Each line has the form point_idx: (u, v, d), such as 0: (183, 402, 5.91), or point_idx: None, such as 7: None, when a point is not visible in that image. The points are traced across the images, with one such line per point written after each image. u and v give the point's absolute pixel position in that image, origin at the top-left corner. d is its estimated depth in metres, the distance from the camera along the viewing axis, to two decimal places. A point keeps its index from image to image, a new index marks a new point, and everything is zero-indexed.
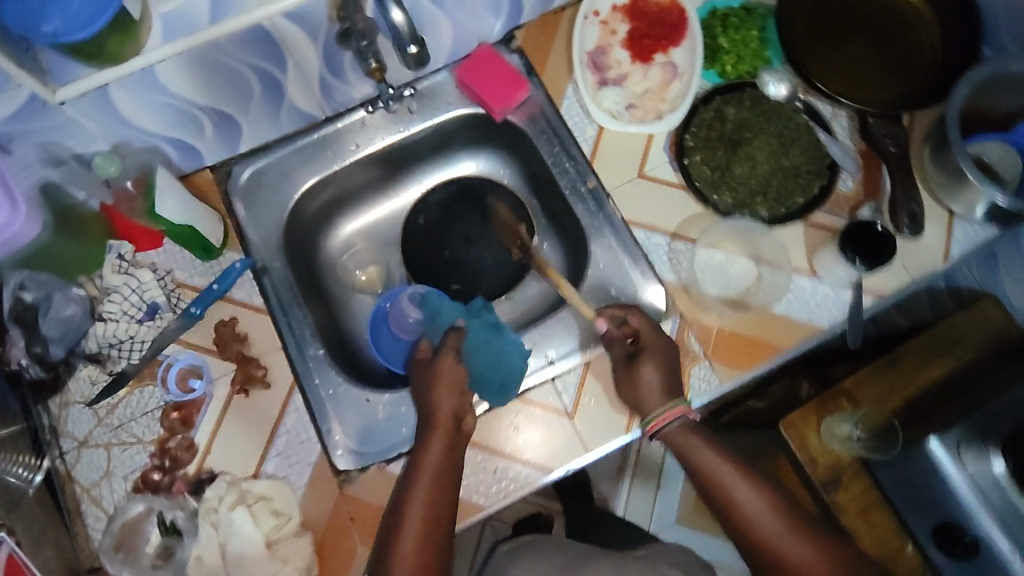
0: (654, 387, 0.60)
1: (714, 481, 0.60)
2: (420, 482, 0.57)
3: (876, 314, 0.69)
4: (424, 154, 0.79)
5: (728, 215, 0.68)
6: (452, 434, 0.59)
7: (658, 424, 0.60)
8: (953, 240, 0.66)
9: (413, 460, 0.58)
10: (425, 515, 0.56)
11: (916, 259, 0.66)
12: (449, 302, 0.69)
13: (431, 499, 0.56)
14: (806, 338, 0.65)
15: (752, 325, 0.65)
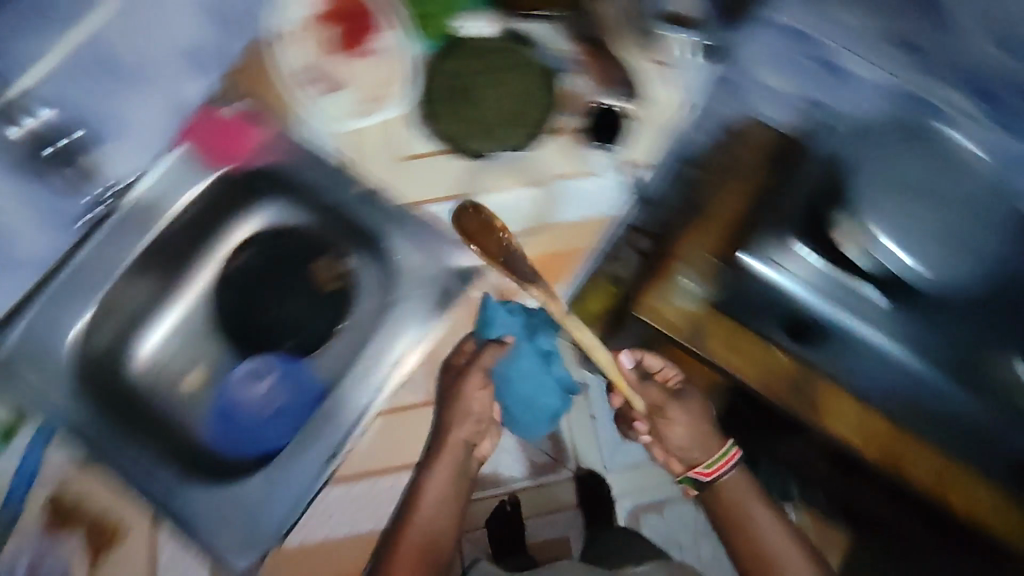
0: (681, 432, 0.66)
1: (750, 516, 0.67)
2: (426, 504, 0.64)
3: (652, 177, 0.75)
4: (193, 237, 0.73)
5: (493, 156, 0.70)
6: (450, 463, 0.65)
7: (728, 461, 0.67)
8: (679, 88, 0.74)
9: (410, 494, 0.65)
10: (422, 538, 0.64)
11: (663, 122, 0.74)
12: (503, 314, 0.65)
13: (436, 517, 0.64)
14: (599, 228, 0.72)
15: (554, 238, 0.70)
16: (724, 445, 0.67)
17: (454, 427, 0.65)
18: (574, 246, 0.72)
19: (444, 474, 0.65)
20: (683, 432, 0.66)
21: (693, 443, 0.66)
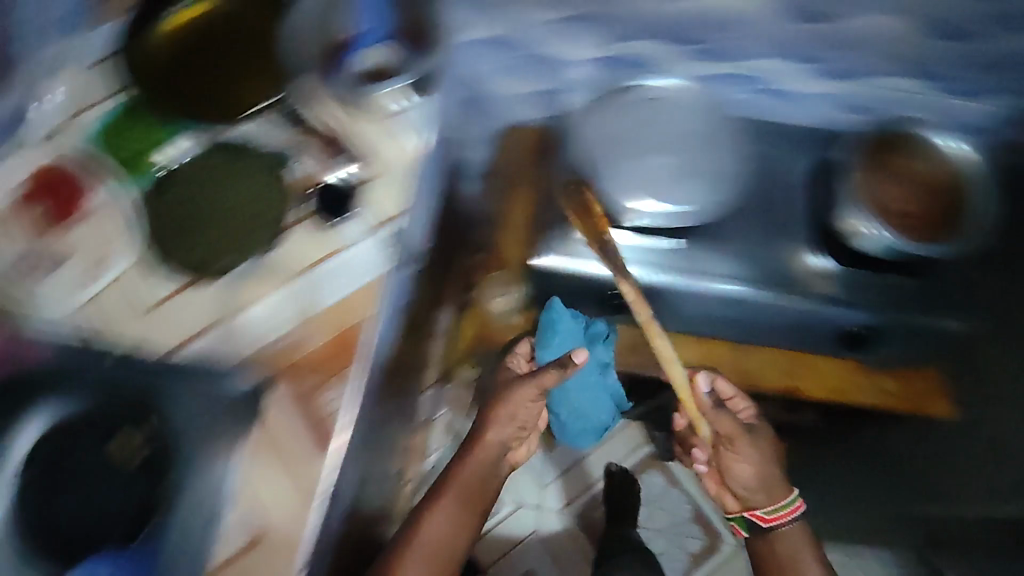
0: (746, 467, 0.84)
1: (770, 544, 0.86)
2: (439, 513, 0.84)
3: (416, 226, 0.74)
4: None
5: (241, 268, 0.66)
6: (486, 455, 0.88)
7: (774, 517, 0.85)
8: (405, 132, 0.73)
9: (433, 506, 0.84)
10: (441, 534, 0.83)
11: (400, 170, 0.71)
12: (569, 325, 0.91)
13: (444, 530, 0.83)
14: (377, 295, 0.67)
15: (332, 325, 0.66)
16: (782, 498, 0.84)
17: (494, 430, 0.88)
18: (344, 327, 0.66)
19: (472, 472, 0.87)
20: (735, 466, 0.86)
21: (747, 473, 0.85)
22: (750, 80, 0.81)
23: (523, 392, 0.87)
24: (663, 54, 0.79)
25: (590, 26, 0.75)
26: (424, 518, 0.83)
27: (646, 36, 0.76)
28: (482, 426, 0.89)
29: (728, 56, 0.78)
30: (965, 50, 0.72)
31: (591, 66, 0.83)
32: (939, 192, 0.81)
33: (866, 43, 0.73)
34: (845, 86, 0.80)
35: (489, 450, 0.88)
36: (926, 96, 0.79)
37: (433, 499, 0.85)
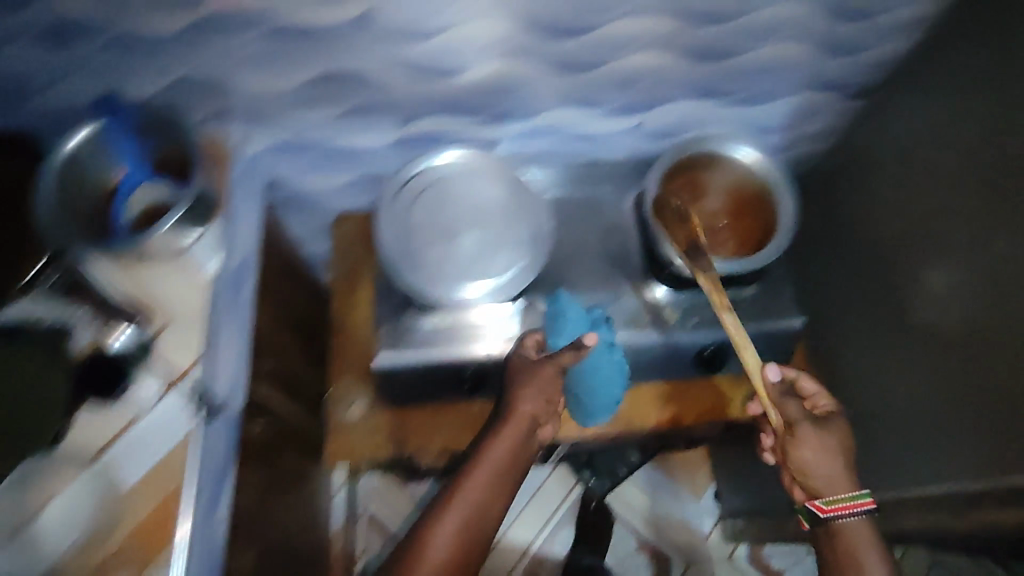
0: (815, 458, 0.67)
1: (858, 554, 0.62)
2: (453, 512, 0.63)
3: (231, 360, 0.70)
4: None
5: (28, 466, 0.60)
6: (514, 438, 0.69)
7: (835, 507, 0.65)
8: (195, 269, 0.69)
9: (462, 479, 0.66)
10: (458, 527, 0.62)
11: (192, 309, 0.68)
12: (575, 312, 0.74)
13: (450, 537, 0.62)
14: (191, 452, 0.63)
15: (145, 500, 0.60)
16: (849, 491, 0.66)
17: (523, 398, 0.70)
18: (160, 499, 0.60)
19: (497, 466, 0.67)
20: (813, 469, 0.67)
21: (822, 467, 0.67)
22: (548, 133, 0.82)
23: (544, 379, 0.71)
24: (462, 133, 0.81)
25: (373, 114, 0.75)
26: (430, 519, 0.63)
27: (432, 112, 0.76)
28: (511, 396, 0.71)
29: (519, 115, 0.78)
30: (731, 67, 0.73)
31: (392, 150, 0.83)
32: (746, 201, 0.79)
33: (641, 80, 0.74)
34: (636, 119, 0.81)
35: (542, 401, 0.70)
36: (711, 113, 0.81)
37: (447, 497, 0.65)
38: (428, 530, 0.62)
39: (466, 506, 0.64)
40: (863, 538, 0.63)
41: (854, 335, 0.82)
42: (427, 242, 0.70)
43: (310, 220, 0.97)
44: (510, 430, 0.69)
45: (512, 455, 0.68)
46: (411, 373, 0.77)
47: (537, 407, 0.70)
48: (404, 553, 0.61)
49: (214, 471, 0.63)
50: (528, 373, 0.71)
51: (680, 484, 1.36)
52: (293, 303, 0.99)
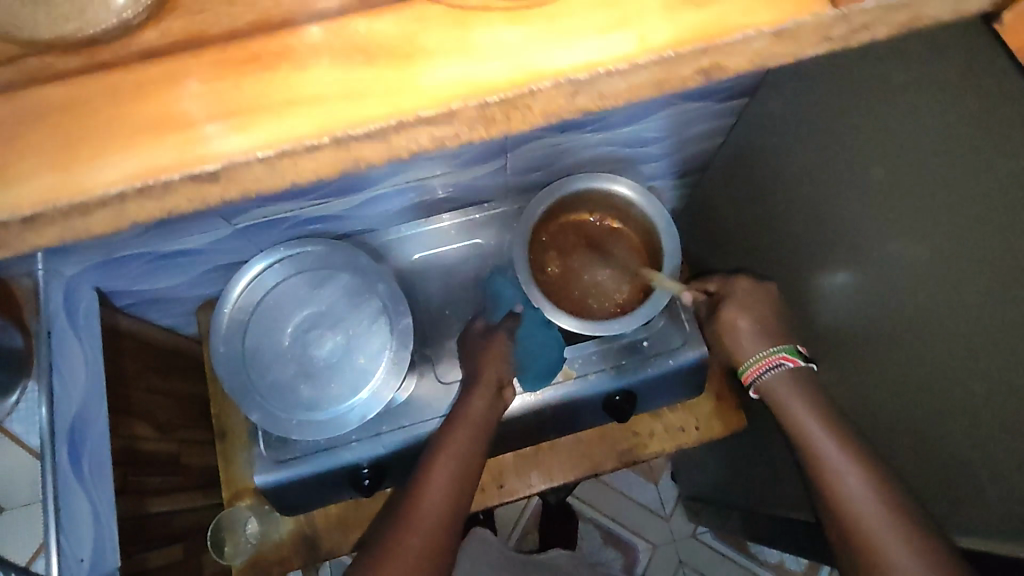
0: (747, 328, 0.66)
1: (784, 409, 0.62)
2: (438, 470, 0.63)
3: (87, 527, 0.64)
4: None
5: None
6: (487, 391, 0.67)
7: (753, 371, 0.65)
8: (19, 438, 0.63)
9: (440, 441, 0.64)
10: (446, 483, 0.62)
11: (27, 491, 0.64)
12: (512, 288, 0.75)
13: (454, 458, 0.63)
14: None
15: None
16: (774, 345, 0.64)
17: (484, 362, 0.69)
18: None
19: (474, 427, 0.65)
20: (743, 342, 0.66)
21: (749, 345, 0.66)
22: (403, 191, 0.74)
23: (496, 350, 0.69)
24: (308, 211, 0.73)
25: (191, 218, 0.66)
26: (416, 482, 0.63)
27: (263, 203, 0.67)
28: (471, 368, 0.70)
29: (364, 185, 0.70)
30: None
31: (235, 240, 0.74)
32: (619, 245, 0.74)
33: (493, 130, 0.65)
34: (498, 162, 0.74)
35: (505, 363, 0.69)
36: (579, 138, 0.74)
37: (430, 457, 0.64)
38: (414, 496, 0.62)
39: (451, 461, 0.63)
40: (788, 390, 0.62)
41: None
42: (269, 364, 0.63)
43: (176, 309, 0.89)
44: (478, 400, 0.67)
45: (488, 415, 0.67)
46: (304, 483, 0.71)
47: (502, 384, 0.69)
48: (395, 519, 0.61)
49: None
50: (484, 344, 0.70)
51: (637, 470, 1.35)
52: (182, 398, 0.92)
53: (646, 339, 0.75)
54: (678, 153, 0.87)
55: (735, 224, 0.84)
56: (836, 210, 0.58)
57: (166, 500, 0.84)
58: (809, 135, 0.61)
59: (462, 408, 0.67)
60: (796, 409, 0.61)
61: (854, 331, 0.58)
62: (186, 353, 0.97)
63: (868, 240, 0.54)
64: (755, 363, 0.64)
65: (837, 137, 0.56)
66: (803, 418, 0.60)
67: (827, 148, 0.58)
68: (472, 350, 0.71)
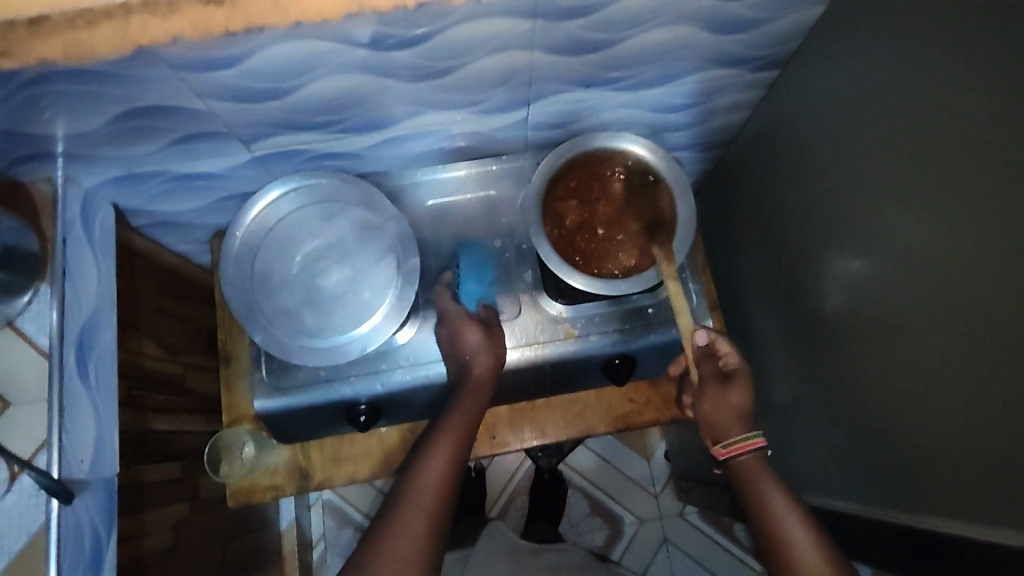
0: (735, 408, 0.71)
1: (756, 490, 0.65)
2: (438, 453, 0.63)
3: (86, 431, 0.65)
4: None
5: None
6: (479, 384, 0.68)
7: (732, 447, 0.68)
8: (34, 336, 0.65)
9: (436, 433, 0.65)
10: (445, 467, 0.62)
11: (35, 388, 0.63)
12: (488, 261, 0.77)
13: (450, 448, 0.64)
14: (36, 544, 0.59)
15: None
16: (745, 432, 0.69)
17: (476, 353, 0.69)
18: None
19: (471, 413, 0.66)
20: (717, 414, 0.71)
21: (728, 422, 0.70)
22: (423, 136, 0.75)
23: (471, 333, 0.70)
24: (327, 146, 0.73)
25: (210, 138, 0.67)
26: (416, 466, 0.63)
27: (280, 131, 0.68)
28: (459, 321, 0.70)
29: (385, 122, 0.71)
30: (610, 56, 0.66)
31: (253, 168, 0.76)
32: (651, 195, 0.72)
33: (518, 76, 0.66)
34: (519, 114, 0.74)
35: (488, 354, 0.69)
36: (603, 99, 0.75)
37: (431, 439, 0.65)
38: (412, 481, 0.61)
39: (446, 444, 0.64)
40: (754, 469, 0.67)
41: (807, 337, 0.78)
42: (277, 289, 0.64)
43: (191, 235, 0.90)
44: (463, 378, 0.69)
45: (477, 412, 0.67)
46: (301, 413, 0.72)
47: (491, 359, 0.69)
48: (394, 500, 0.61)
49: (85, 553, 0.61)
50: (480, 342, 0.69)
51: (631, 446, 1.36)
52: (190, 323, 0.94)
53: (651, 307, 0.75)
54: (706, 124, 0.86)
55: (759, 200, 0.85)
56: (893, 178, 0.59)
57: (168, 419, 0.85)
58: (864, 111, 0.62)
59: (465, 402, 0.66)
60: (758, 482, 0.65)
61: (907, 309, 0.59)
62: (196, 281, 0.99)
63: (929, 206, 0.55)
64: (727, 445, 0.69)
65: (902, 110, 0.57)
66: (763, 488, 0.64)
67: (883, 121, 0.59)
68: (480, 335, 0.70)
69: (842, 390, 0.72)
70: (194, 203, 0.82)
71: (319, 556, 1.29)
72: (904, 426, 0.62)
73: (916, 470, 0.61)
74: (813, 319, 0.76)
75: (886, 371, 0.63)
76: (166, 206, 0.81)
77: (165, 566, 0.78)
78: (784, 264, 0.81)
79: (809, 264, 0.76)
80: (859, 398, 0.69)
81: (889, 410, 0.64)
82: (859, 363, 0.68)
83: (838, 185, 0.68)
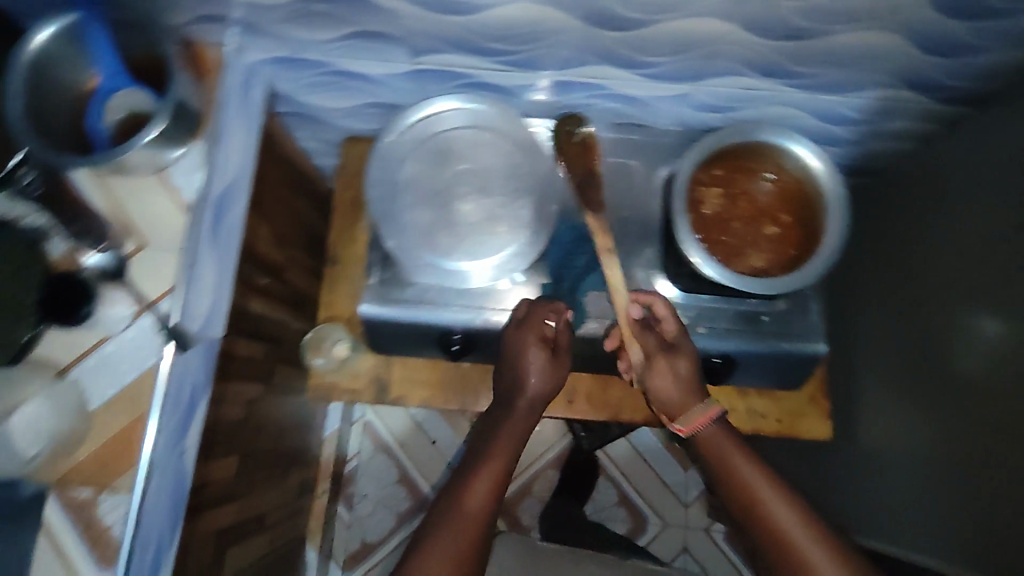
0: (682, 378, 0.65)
1: None
2: (480, 483, 0.62)
3: (207, 289, 0.67)
4: None
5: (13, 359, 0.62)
6: (527, 405, 0.66)
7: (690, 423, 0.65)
8: (180, 189, 0.67)
9: (483, 459, 0.63)
10: (487, 499, 0.61)
11: (172, 237, 0.66)
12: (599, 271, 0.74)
13: (495, 476, 0.62)
14: (149, 384, 0.62)
15: (109, 421, 0.62)
16: (694, 403, 0.65)
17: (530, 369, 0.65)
18: (129, 420, 0.62)
19: (515, 444, 0.65)
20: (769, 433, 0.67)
21: (675, 397, 0.65)
22: (579, 86, 0.73)
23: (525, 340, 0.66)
24: (485, 74, 0.73)
25: (380, 40, 0.68)
26: (459, 488, 0.62)
27: (448, 47, 0.68)
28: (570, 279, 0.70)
29: (551, 64, 0.69)
30: (803, 49, 0.63)
31: (407, 80, 0.76)
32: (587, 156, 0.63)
33: (698, 47, 0.64)
34: (684, 87, 0.72)
35: (540, 370, 0.65)
36: (771, 92, 0.72)
37: (475, 465, 0.63)
38: (455, 505, 0.60)
39: (486, 483, 0.62)
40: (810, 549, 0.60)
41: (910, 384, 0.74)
42: (415, 202, 0.65)
43: (323, 133, 0.92)
44: (526, 388, 0.65)
45: (519, 443, 0.65)
46: (398, 328, 0.74)
47: (546, 382, 0.65)
48: (436, 521, 0.60)
49: (184, 401, 0.64)
50: (538, 365, 0.65)
51: (672, 450, 1.34)
52: (299, 217, 0.96)
53: (767, 314, 0.72)
54: (863, 145, 0.82)
55: (898, 235, 0.80)
56: None
57: (263, 301, 0.88)
58: None
59: (508, 423, 0.65)
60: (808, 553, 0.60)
61: None
62: (313, 179, 1.01)
63: None
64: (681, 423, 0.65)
65: None
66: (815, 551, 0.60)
67: None
68: (538, 352, 0.66)
69: (940, 448, 0.68)
70: (338, 102, 0.83)
71: (348, 470, 1.33)
72: (1005, 499, 0.58)
73: (1003, 543, 0.58)
74: (926, 370, 0.72)
75: (999, 437, 0.60)
76: (312, 99, 0.82)
77: (234, 433, 0.82)
78: (907, 307, 0.77)
79: (936, 311, 0.71)
80: (958, 459, 0.65)
81: (993, 481, 0.60)
82: (970, 423, 0.64)
83: (1003, 237, 0.63)
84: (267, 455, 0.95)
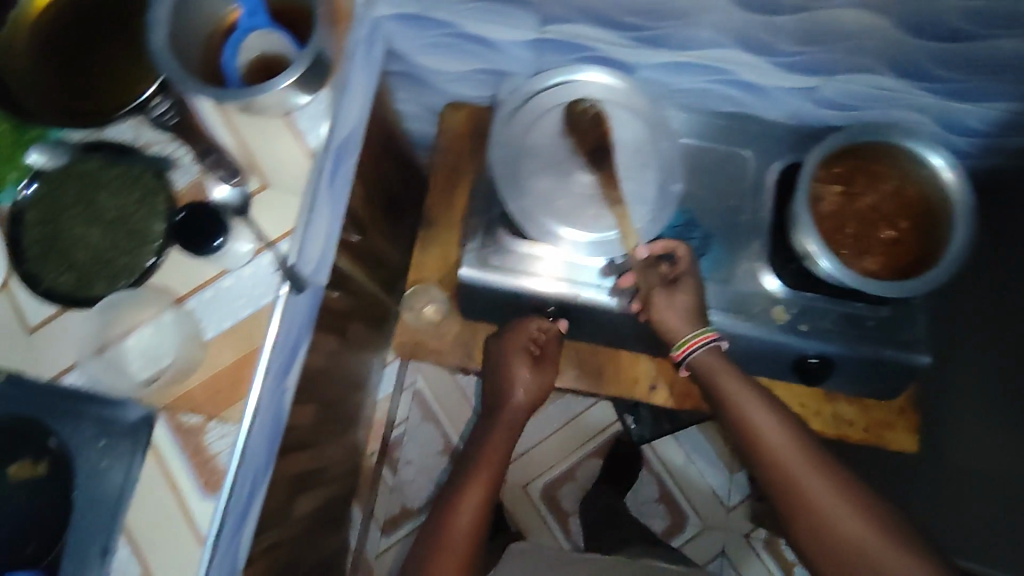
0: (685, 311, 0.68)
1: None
2: (466, 502, 0.70)
3: (319, 235, 0.69)
4: None
5: (136, 282, 0.63)
6: (514, 416, 0.75)
7: (685, 348, 0.67)
8: (306, 134, 0.67)
9: (466, 479, 0.71)
10: (472, 517, 0.69)
11: (294, 180, 0.66)
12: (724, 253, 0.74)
13: (482, 483, 0.71)
14: (264, 323, 0.63)
15: (222, 352, 0.62)
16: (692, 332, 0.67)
17: (518, 369, 0.74)
18: (241, 354, 0.62)
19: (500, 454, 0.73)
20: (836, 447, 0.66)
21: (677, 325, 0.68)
22: (701, 70, 0.72)
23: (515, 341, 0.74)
24: (609, 49, 0.72)
25: (513, 4, 0.68)
26: (447, 507, 0.70)
27: (580, 18, 0.68)
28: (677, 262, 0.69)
29: (680, 44, 0.69)
30: (951, 51, 0.62)
31: (527, 49, 0.76)
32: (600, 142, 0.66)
33: (840, 40, 0.63)
34: (812, 81, 0.71)
35: (525, 372, 0.74)
36: (901, 94, 0.70)
37: (460, 485, 0.71)
38: (447, 523, 0.69)
39: (472, 501, 0.70)
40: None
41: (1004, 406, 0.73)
42: None
43: (423, 97, 0.92)
44: (511, 399, 0.75)
45: (508, 443, 0.74)
46: (495, 294, 0.74)
47: (529, 387, 0.75)
48: (430, 537, 0.69)
49: (289, 340, 0.66)
50: (522, 374, 0.74)
51: (720, 453, 1.33)
52: (388, 177, 0.97)
53: (872, 320, 0.71)
54: (978, 159, 0.80)
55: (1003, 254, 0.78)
56: None
57: (352, 255, 0.90)
58: None
59: (496, 426, 0.75)
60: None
61: None
62: (403, 142, 1.01)
63: None
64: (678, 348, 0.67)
65: None
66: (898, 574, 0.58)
67: None
68: (521, 361, 0.74)
69: None
70: (449, 65, 0.83)
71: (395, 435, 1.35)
72: None
73: None
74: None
75: None
76: (424, 60, 0.83)
77: (315, 381, 0.84)
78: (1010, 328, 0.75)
79: None
80: None
81: None
82: None
83: None
84: (336, 408, 0.97)
